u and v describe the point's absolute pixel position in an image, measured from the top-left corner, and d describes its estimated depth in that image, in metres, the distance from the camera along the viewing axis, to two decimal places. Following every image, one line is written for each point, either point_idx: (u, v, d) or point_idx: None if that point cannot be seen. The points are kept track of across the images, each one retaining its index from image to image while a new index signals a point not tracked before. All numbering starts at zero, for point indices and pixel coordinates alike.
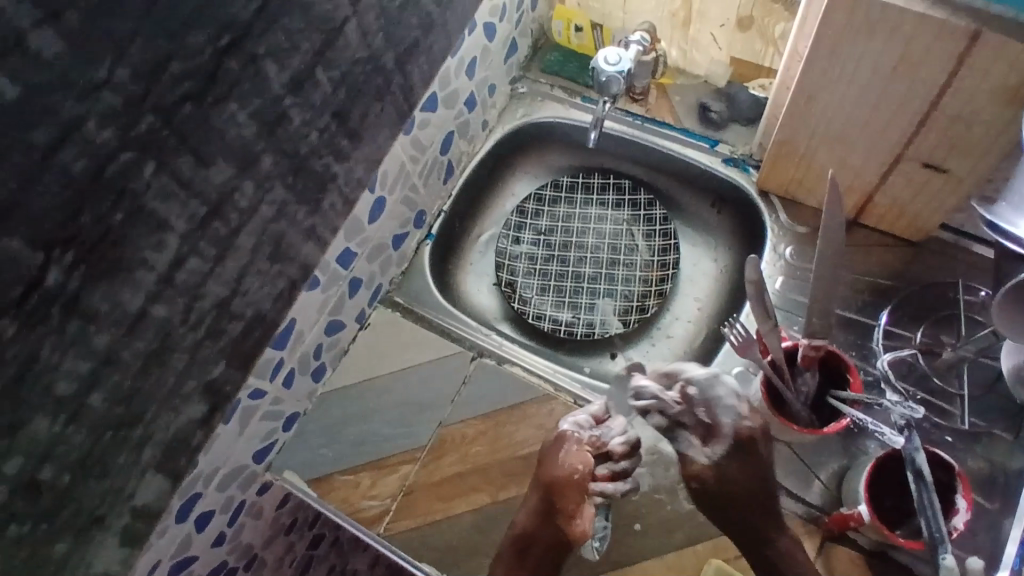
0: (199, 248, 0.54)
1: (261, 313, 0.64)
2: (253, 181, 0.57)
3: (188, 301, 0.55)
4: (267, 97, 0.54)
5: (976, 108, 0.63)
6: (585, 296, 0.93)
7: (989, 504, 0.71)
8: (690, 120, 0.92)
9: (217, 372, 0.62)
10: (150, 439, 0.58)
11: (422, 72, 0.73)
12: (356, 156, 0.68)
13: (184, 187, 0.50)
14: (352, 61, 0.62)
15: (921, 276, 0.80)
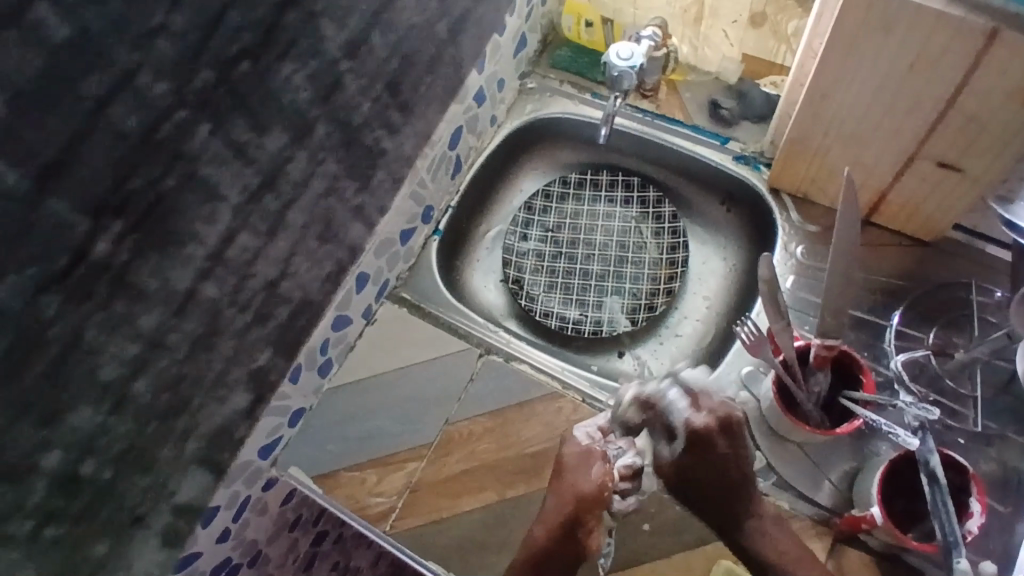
0: (250, 222, 0.56)
1: (307, 297, 0.69)
2: (305, 151, 0.59)
3: (236, 283, 0.58)
4: (322, 59, 0.56)
5: (993, 107, 0.62)
6: (593, 294, 0.92)
7: (1002, 507, 0.70)
8: (701, 118, 0.91)
9: (262, 361, 0.67)
10: (194, 431, 0.62)
11: (471, 44, 0.78)
12: (406, 130, 0.73)
13: (235, 155, 0.52)
14: (408, 28, 0.65)
15: (935, 276, 0.79)
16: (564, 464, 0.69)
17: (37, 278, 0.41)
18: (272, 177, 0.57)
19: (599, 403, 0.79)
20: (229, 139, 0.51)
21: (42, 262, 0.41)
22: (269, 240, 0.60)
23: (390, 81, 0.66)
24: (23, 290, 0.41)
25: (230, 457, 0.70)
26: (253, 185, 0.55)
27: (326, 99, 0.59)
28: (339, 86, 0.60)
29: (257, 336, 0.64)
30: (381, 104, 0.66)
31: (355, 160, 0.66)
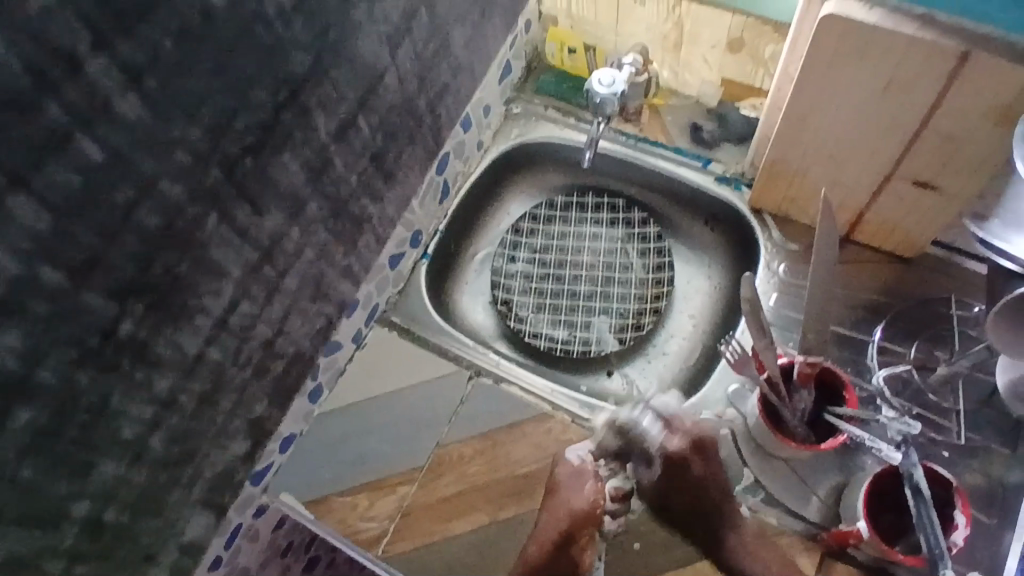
0: (252, 292, 0.61)
1: (301, 350, 0.73)
2: (299, 228, 0.63)
3: (239, 343, 0.62)
4: (315, 145, 0.60)
5: (966, 127, 0.64)
6: (581, 314, 0.93)
7: (987, 518, 0.71)
8: (683, 139, 0.93)
9: (259, 412, 0.70)
10: (199, 477, 0.66)
11: (450, 112, 0.82)
12: (389, 197, 0.76)
13: (240, 234, 0.57)
14: (388, 105, 0.69)
15: (914, 290, 0.81)
16: (556, 480, 0.72)
17: (73, 355, 0.47)
18: (270, 250, 0.61)
19: (587, 421, 0.80)
20: (231, 221, 0.55)
21: (77, 342, 0.46)
22: (268, 304, 0.64)
23: (374, 156, 0.70)
24: (63, 368, 0.46)
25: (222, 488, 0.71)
26: (254, 261, 0.59)
27: (317, 175, 0.62)
28: (316, 156, 0.61)
29: (256, 390, 0.68)
30: (367, 177, 0.70)
31: (345, 228, 0.70)
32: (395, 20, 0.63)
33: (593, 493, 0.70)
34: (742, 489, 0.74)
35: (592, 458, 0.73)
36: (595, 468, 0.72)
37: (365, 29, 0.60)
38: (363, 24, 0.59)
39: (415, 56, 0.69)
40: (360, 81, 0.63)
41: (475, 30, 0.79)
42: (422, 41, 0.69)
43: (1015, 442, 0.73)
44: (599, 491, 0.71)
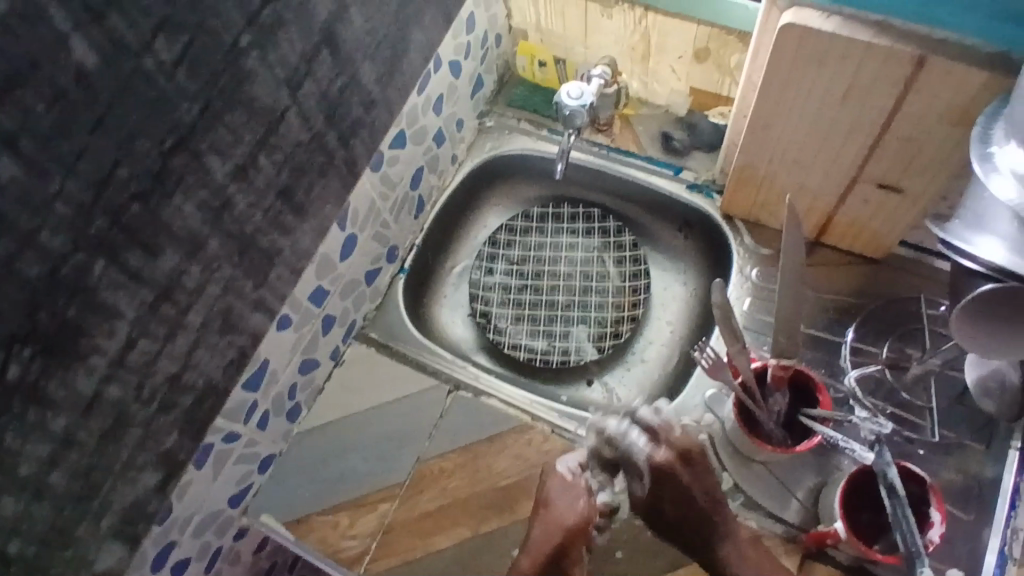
0: (150, 330, 0.54)
1: (213, 381, 0.64)
2: (200, 263, 0.57)
3: (139, 387, 0.55)
4: (211, 187, 0.55)
5: (926, 130, 0.65)
6: (559, 324, 0.94)
7: (964, 514, 0.71)
8: (655, 149, 0.94)
9: (171, 443, 0.62)
10: (108, 509, 0.58)
11: (397, 140, 0.79)
12: (302, 228, 0.67)
13: (133, 277, 0.51)
14: (295, 143, 0.61)
15: (884, 292, 0.82)
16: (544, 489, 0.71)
17: None
18: (169, 288, 0.55)
19: (568, 432, 0.80)
20: (125, 263, 0.50)
21: None
22: (172, 339, 0.57)
23: (282, 190, 0.62)
24: None
25: (196, 511, 0.71)
26: (150, 299, 0.53)
27: (217, 217, 0.56)
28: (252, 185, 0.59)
29: (163, 425, 0.60)
30: (275, 213, 0.62)
31: (254, 265, 0.62)
32: (292, 58, 0.57)
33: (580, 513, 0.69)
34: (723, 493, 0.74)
35: (580, 468, 0.71)
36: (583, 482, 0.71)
37: (259, 73, 0.55)
38: (257, 67, 0.54)
39: (321, 96, 0.63)
40: (256, 121, 0.56)
41: (392, 58, 0.71)
42: (329, 77, 0.62)
43: (990, 438, 0.74)
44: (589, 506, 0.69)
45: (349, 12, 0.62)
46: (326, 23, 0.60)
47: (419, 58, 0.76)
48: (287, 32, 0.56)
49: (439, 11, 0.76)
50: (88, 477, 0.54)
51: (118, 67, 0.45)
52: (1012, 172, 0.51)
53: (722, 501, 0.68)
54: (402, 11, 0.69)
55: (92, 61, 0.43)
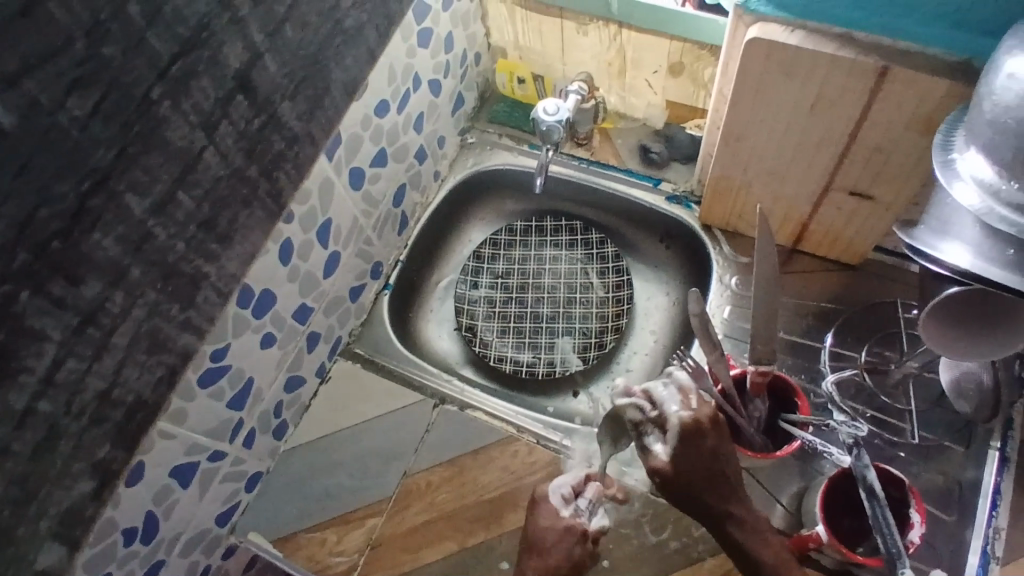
0: (77, 348, 0.50)
1: (143, 398, 0.58)
2: (125, 291, 0.52)
3: (68, 399, 0.50)
4: (129, 223, 0.50)
5: (892, 138, 0.67)
6: (544, 336, 0.95)
7: (944, 515, 0.72)
8: (634, 161, 0.96)
9: (105, 452, 0.56)
10: (43, 513, 0.52)
11: (376, 159, 0.80)
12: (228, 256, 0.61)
13: (55, 304, 0.47)
14: (214, 179, 0.57)
15: (863, 297, 0.83)
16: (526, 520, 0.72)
17: None
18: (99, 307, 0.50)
19: (553, 442, 0.80)
20: (46, 292, 0.46)
21: None
22: (97, 360, 0.52)
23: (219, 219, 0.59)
24: None
25: (183, 532, 0.71)
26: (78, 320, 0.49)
27: (137, 249, 0.52)
28: (240, 202, 0.60)
29: (94, 437, 0.54)
30: (198, 242, 0.57)
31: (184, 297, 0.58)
32: (206, 103, 0.53)
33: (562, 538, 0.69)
34: None
35: (572, 493, 0.72)
36: (570, 508, 0.71)
37: (172, 121, 0.51)
38: (168, 115, 0.51)
39: (242, 135, 0.58)
40: (173, 162, 0.52)
41: (316, 97, 0.65)
42: (246, 118, 0.58)
43: (968, 440, 0.75)
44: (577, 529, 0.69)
45: (261, 61, 0.57)
46: (240, 72, 0.55)
47: (347, 94, 0.70)
48: (200, 81, 0.52)
49: (366, 49, 0.70)
50: (71, 500, 0.54)
51: (36, 125, 0.42)
52: (972, 178, 0.52)
53: (719, 478, 0.63)
54: (328, 46, 0.64)
55: (6, 118, 0.41)
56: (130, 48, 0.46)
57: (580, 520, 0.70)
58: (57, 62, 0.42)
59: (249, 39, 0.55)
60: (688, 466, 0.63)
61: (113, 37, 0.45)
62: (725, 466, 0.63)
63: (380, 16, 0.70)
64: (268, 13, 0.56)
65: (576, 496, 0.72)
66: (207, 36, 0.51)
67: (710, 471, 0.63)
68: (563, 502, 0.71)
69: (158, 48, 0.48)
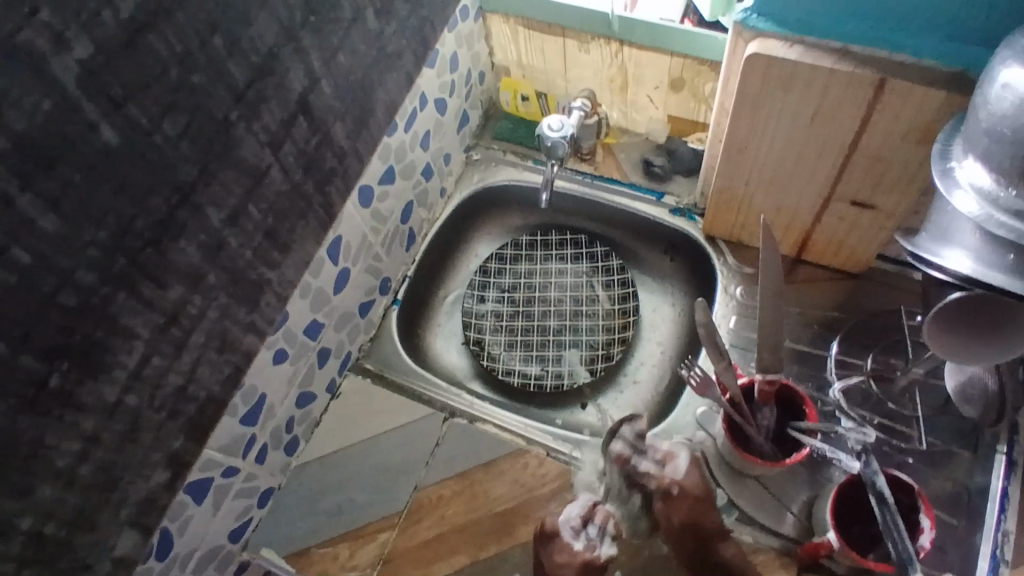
0: (161, 347, 0.55)
1: (172, 406, 0.58)
2: (170, 291, 0.54)
3: (135, 398, 0.54)
4: (174, 229, 0.52)
5: (892, 148, 0.68)
6: (552, 349, 0.96)
7: (954, 521, 0.72)
8: (637, 175, 0.97)
9: (134, 460, 0.56)
10: (73, 521, 0.52)
11: (385, 176, 0.82)
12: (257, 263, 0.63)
13: (108, 311, 0.49)
14: (277, 193, 0.62)
15: (865, 305, 0.84)
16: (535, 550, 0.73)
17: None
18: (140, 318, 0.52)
19: (563, 454, 0.80)
20: (137, 292, 0.51)
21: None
22: (140, 362, 0.53)
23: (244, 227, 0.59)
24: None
25: (197, 546, 0.71)
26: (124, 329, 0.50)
27: (211, 254, 0.56)
28: (264, 215, 0.61)
29: (127, 445, 0.55)
30: (262, 251, 0.63)
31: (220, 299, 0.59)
32: (273, 124, 0.59)
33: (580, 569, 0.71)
34: (718, 509, 0.75)
35: (577, 526, 0.73)
36: (581, 541, 0.72)
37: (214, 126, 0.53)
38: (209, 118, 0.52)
39: (301, 152, 0.63)
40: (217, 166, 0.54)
41: (357, 114, 0.70)
42: (306, 138, 0.63)
43: (975, 445, 0.75)
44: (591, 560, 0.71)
45: (291, 66, 0.59)
46: (303, 94, 0.61)
47: (374, 108, 0.74)
48: (267, 105, 0.58)
49: (401, 69, 0.76)
50: (96, 511, 0.54)
51: (136, 144, 0.47)
52: (971, 186, 0.53)
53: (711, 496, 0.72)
54: (370, 71, 0.70)
55: (112, 137, 0.46)
56: (212, 74, 0.51)
57: (593, 553, 0.72)
58: (153, 89, 0.47)
59: (310, 66, 0.61)
60: (693, 484, 0.72)
61: (200, 66, 0.50)
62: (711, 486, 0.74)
63: (416, 40, 0.77)
64: (326, 42, 0.62)
65: (583, 526, 0.73)
66: (275, 63, 0.57)
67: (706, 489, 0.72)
68: (573, 534, 0.73)
69: (236, 75, 0.53)
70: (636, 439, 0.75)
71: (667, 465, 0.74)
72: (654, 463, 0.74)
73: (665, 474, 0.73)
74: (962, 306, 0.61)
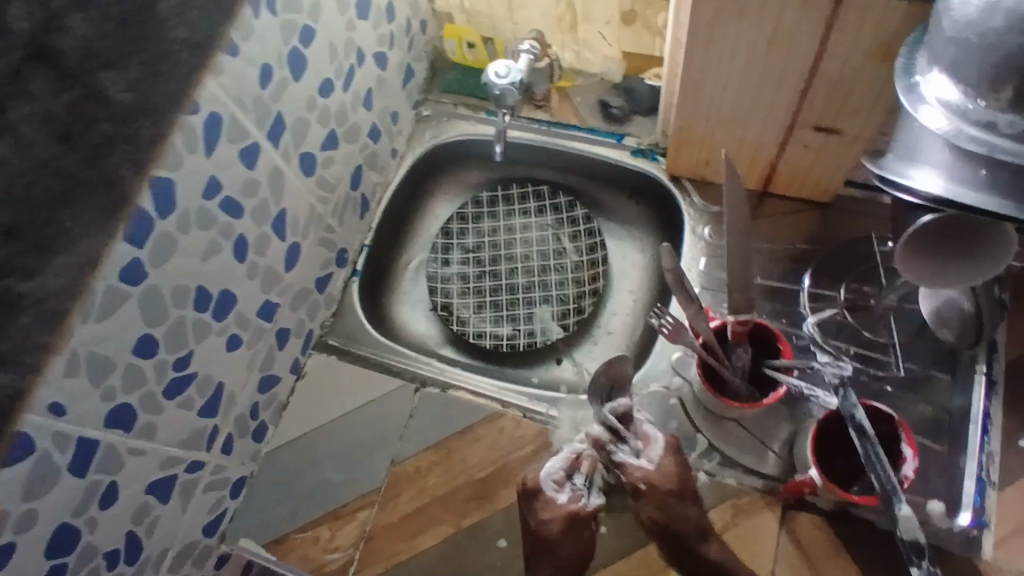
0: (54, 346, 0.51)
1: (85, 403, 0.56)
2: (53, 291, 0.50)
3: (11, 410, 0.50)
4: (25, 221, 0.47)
5: (854, 68, 0.64)
6: (522, 307, 0.93)
7: (937, 445, 0.71)
8: (595, 118, 0.93)
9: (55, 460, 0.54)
10: None
11: (326, 142, 0.77)
12: (166, 248, 0.59)
13: None
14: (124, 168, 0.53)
15: (836, 234, 0.82)
16: (529, 513, 0.70)
17: None
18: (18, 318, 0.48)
19: (539, 413, 0.79)
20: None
21: None
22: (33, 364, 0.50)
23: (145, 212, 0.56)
24: None
25: (170, 543, 0.69)
26: None
27: (36, 250, 0.48)
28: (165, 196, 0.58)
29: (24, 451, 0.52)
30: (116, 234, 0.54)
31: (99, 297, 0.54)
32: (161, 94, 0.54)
33: (573, 518, 0.69)
34: (698, 455, 0.74)
35: (563, 476, 0.72)
36: (566, 492, 0.71)
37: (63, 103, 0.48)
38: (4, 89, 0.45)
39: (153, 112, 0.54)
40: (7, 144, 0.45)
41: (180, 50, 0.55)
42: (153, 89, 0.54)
43: (953, 368, 0.74)
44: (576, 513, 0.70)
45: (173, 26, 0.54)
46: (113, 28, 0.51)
47: (296, 68, 0.69)
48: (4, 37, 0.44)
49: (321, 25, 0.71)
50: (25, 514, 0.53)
51: None
52: (938, 101, 0.50)
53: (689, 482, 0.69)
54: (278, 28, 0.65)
55: None
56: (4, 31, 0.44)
57: (578, 504, 0.70)
58: None
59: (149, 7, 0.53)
60: (663, 477, 0.68)
61: None
62: (689, 486, 0.69)
63: None
64: None
65: (569, 477, 0.72)
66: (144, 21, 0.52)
67: (677, 483, 0.68)
68: (557, 487, 0.71)
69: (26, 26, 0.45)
70: (620, 425, 0.71)
71: (644, 452, 0.70)
72: (631, 452, 0.71)
73: (640, 465, 0.69)
74: (951, 222, 0.59)
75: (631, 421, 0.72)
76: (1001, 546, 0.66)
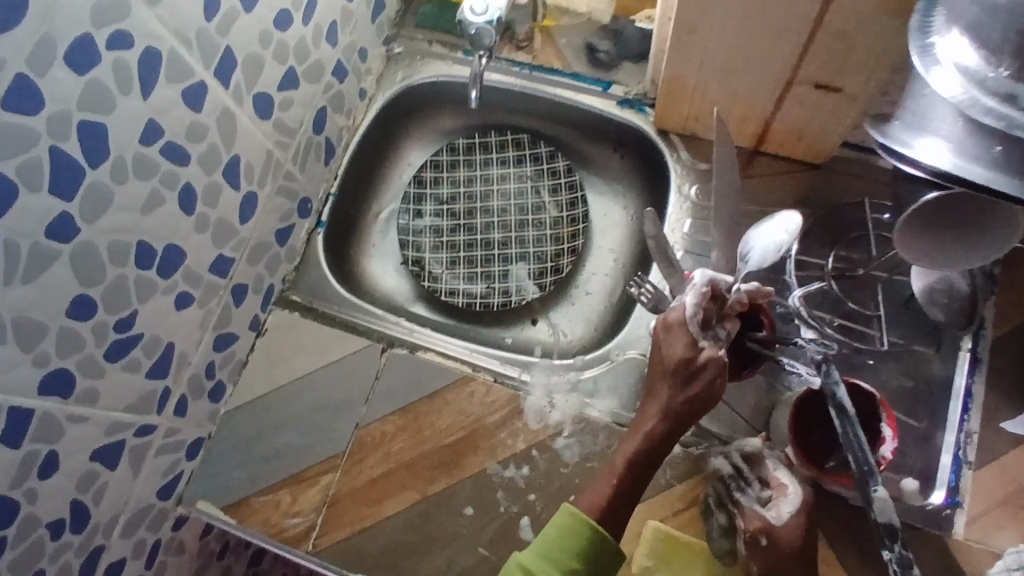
0: None
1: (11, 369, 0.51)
2: None
3: None
4: None
5: (862, 22, 0.58)
6: (496, 264, 0.88)
7: (916, 422, 0.70)
8: (580, 63, 0.86)
9: None
10: None
11: (284, 82, 0.71)
12: (101, 202, 0.54)
13: None
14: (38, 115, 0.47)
15: (828, 198, 0.78)
16: (657, 340, 0.67)
17: None
18: None
19: (511, 378, 0.76)
20: None
21: None
22: None
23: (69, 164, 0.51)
24: None
25: (124, 506, 0.66)
26: None
27: None
28: (92, 142, 0.52)
29: None
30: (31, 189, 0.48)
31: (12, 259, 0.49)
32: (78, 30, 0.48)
33: (704, 363, 0.62)
34: None
35: (702, 324, 0.64)
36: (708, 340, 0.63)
37: None
38: None
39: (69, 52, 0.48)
40: None
41: None
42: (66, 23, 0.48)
43: (939, 342, 0.72)
44: (690, 358, 0.63)
45: None
46: None
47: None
48: None
49: None
50: None
51: None
52: (954, 66, 0.45)
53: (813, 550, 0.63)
54: None
55: None
56: None
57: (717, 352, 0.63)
58: None
59: None
60: (788, 534, 0.62)
61: None
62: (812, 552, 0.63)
63: None
64: None
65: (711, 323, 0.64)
66: None
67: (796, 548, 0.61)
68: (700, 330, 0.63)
69: None
70: (746, 465, 0.67)
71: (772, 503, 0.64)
72: (756, 498, 0.65)
73: (764, 514, 0.63)
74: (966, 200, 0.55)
75: (759, 465, 0.67)
76: (972, 525, 0.66)
